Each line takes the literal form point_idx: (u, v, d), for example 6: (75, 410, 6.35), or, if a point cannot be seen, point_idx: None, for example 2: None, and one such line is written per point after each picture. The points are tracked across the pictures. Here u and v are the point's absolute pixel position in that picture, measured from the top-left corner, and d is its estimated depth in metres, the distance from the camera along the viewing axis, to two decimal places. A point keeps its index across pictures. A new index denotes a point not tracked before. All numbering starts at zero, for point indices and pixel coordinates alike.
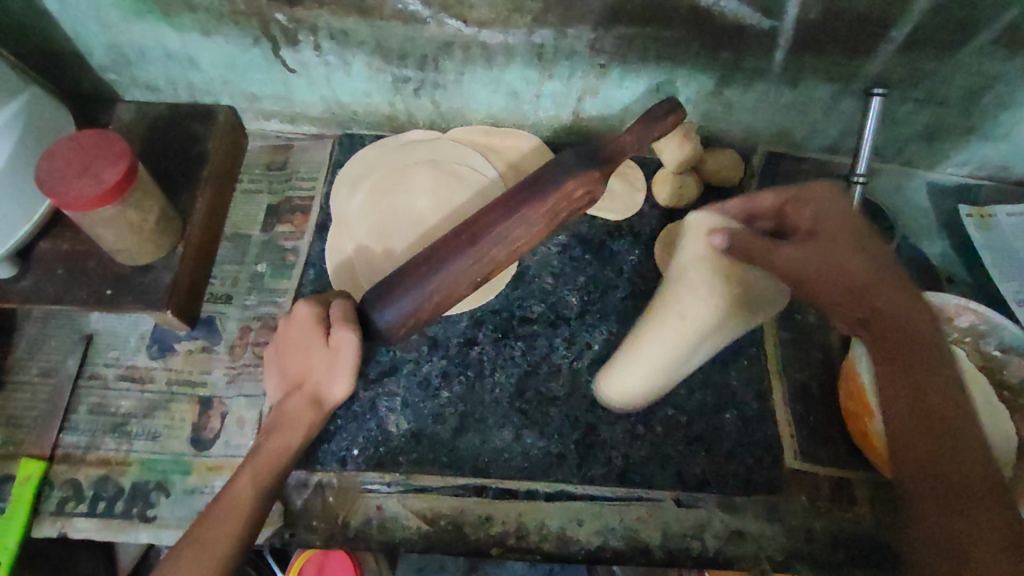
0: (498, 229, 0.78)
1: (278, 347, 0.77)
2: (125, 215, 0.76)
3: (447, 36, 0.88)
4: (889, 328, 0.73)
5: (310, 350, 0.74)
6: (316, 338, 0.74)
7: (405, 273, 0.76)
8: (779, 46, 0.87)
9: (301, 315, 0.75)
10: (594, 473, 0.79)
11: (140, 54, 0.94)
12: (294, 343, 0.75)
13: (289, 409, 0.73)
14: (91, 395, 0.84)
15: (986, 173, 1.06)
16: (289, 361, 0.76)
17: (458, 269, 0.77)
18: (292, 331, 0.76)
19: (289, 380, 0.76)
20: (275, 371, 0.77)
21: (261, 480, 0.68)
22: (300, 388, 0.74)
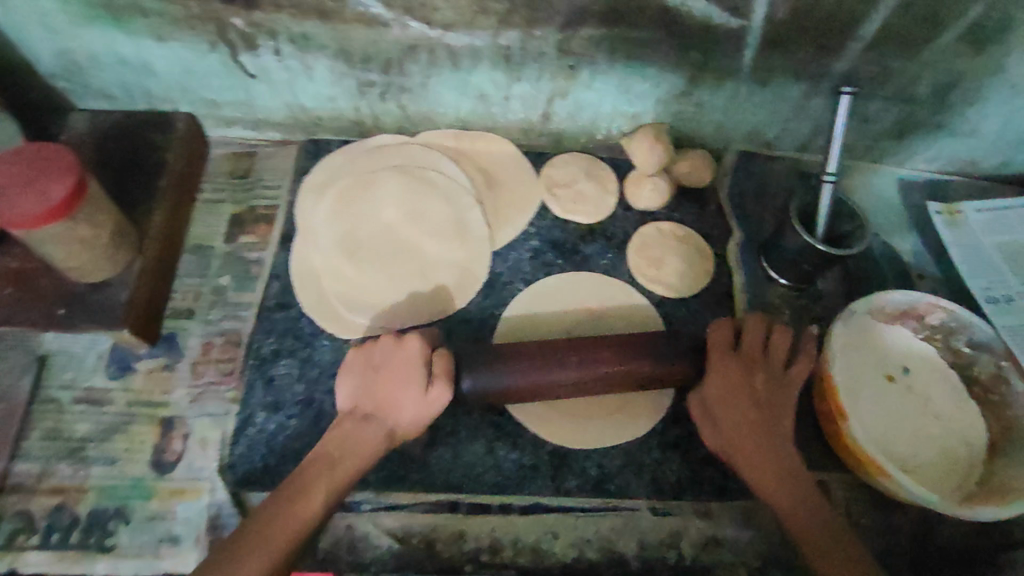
0: (599, 360, 0.75)
1: (362, 358, 0.75)
2: (75, 230, 0.73)
3: (411, 40, 0.85)
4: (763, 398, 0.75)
5: (402, 388, 0.71)
6: (414, 377, 0.71)
7: (513, 356, 0.76)
8: (748, 46, 0.86)
9: (409, 349, 0.73)
10: (569, 485, 0.78)
11: (91, 60, 0.90)
12: (386, 366, 0.73)
13: (358, 435, 0.70)
14: (45, 419, 0.81)
15: (954, 168, 1.07)
16: (376, 382, 0.72)
17: (547, 379, 0.74)
18: (393, 358, 0.73)
19: (363, 401, 0.72)
20: (350, 382, 0.74)
21: (322, 499, 0.65)
22: (375, 417, 0.71)
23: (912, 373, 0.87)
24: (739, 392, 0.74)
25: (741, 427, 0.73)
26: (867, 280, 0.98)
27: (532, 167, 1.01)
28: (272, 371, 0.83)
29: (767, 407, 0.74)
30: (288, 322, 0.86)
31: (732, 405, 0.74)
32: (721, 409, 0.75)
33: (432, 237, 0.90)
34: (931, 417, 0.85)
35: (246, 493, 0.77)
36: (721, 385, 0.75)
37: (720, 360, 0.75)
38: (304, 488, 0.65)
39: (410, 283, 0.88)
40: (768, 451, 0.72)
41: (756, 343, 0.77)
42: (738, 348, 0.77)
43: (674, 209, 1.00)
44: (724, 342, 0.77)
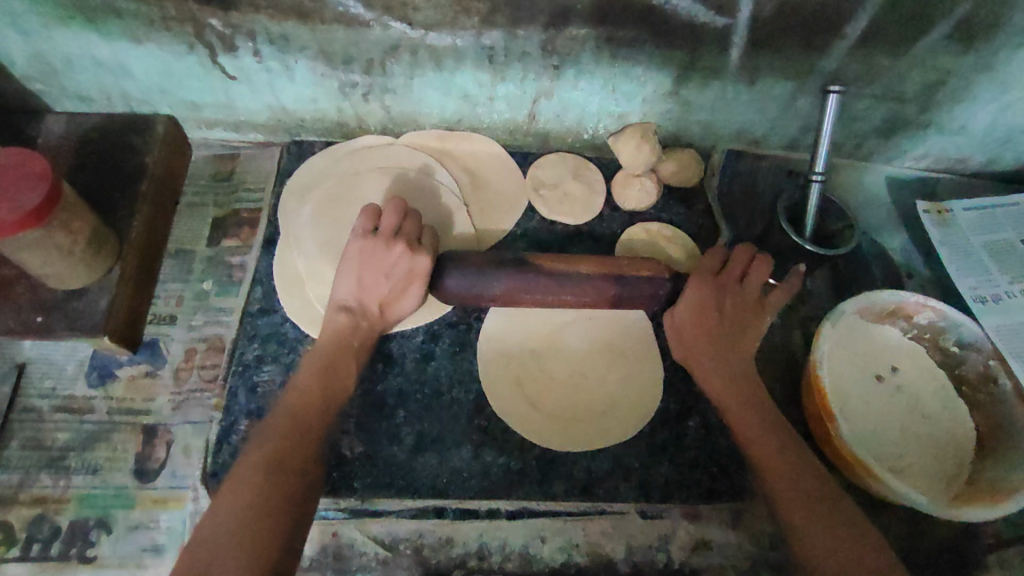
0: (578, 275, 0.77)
1: (366, 254, 0.75)
2: (50, 238, 0.71)
3: (393, 40, 0.84)
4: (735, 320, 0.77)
5: (405, 295, 0.76)
6: (417, 291, 0.76)
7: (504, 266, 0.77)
8: (734, 45, 0.85)
9: (418, 264, 0.75)
10: (556, 489, 0.78)
11: (67, 62, 0.89)
12: (391, 273, 0.75)
13: (346, 326, 0.74)
14: (24, 428, 0.79)
15: (942, 166, 1.07)
16: (377, 282, 0.75)
17: (525, 289, 0.76)
18: (402, 269, 0.75)
19: (363, 297, 0.76)
20: (350, 272, 0.76)
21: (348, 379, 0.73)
22: (371, 312, 0.76)
23: (901, 372, 0.87)
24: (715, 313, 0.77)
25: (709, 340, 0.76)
26: (856, 279, 0.98)
27: (519, 167, 1.00)
28: (255, 378, 0.82)
29: (734, 329, 0.76)
30: (271, 327, 0.85)
31: (705, 325, 0.76)
32: (693, 326, 0.76)
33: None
34: (920, 416, 0.84)
35: None
36: (699, 303, 0.77)
37: (700, 281, 0.77)
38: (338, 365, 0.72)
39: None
40: (732, 364, 0.75)
41: (735, 271, 0.79)
42: (720, 273, 0.79)
43: (662, 209, 0.99)
44: (709, 269, 0.79)
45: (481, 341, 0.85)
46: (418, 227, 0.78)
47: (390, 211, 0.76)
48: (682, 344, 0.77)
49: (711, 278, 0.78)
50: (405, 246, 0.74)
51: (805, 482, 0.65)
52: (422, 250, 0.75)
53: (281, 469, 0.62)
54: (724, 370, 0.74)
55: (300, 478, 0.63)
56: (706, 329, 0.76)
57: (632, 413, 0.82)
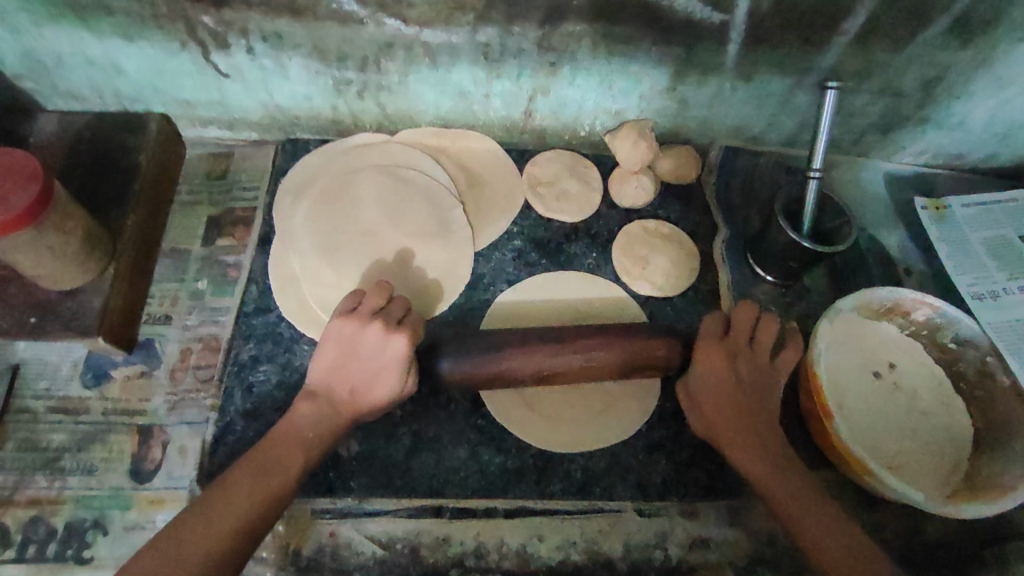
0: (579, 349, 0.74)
1: (342, 338, 0.71)
2: (42, 238, 0.71)
3: (387, 37, 0.84)
4: (751, 386, 0.72)
5: (378, 382, 0.70)
6: (391, 377, 0.70)
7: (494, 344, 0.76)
8: (731, 41, 0.85)
9: (394, 347, 0.70)
10: (553, 488, 0.78)
11: (58, 60, 0.88)
12: (367, 357, 0.70)
13: (309, 416, 0.68)
14: (19, 429, 0.79)
15: (940, 162, 1.06)
16: (352, 366, 0.70)
17: (522, 366, 0.74)
18: (377, 351, 0.70)
19: (336, 382, 0.71)
20: (327, 356, 0.71)
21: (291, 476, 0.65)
22: (343, 401, 0.70)
23: (898, 368, 0.87)
24: (728, 379, 0.71)
25: (726, 408, 0.70)
26: (854, 276, 0.98)
27: (515, 164, 1.00)
28: (251, 378, 0.82)
29: (754, 394, 0.71)
30: (267, 327, 0.85)
31: (721, 394, 0.70)
32: (707, 399, 0.71)
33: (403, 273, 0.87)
34: (918, 412, 0.84)
35: None
36: (707, 374, 0.72)
37: (708, 350, 0.72)
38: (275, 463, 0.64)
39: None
40: (755, 436, 0.68)
41: (744, 333, 0.74)
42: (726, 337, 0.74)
43: (659, 206, 0.99)
44: (714, 333, 0.74)
45: None
46: (404, 310, 0.74)
47: (374, 292, 0.73)
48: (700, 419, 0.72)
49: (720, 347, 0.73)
50: (378, 327, 0.70)
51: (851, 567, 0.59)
52: (397, 332, 0.70)
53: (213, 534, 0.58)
54: (742, 439, 0.68)
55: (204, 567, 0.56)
56: (718, 396, 0.70)
57: (632, 412, 0.82)
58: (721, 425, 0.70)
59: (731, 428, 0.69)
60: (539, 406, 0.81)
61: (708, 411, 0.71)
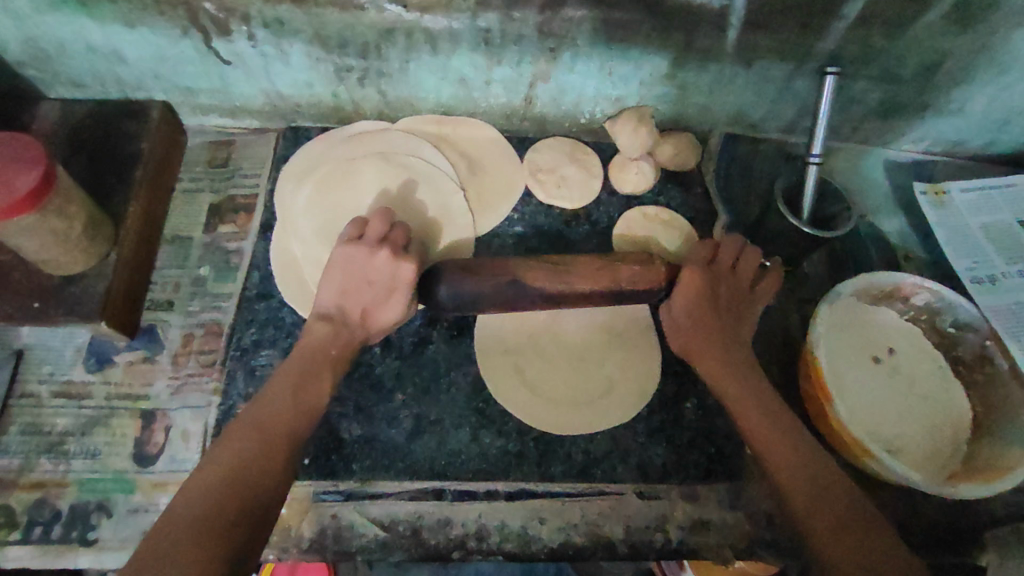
0: (578, 270, 0.76)
1: (349, 260, 0.75)
2: (46, 222, 0.71)
3: (388, 23, 0.84)
4: (733, 307, 0.79)
5: (387, 305, 0.74)
6: (400, 299, 0.74)
7: (496, 270, 0.76)
8: (730, 26, 0.85)
9: (402, 272, 0.74)
10: (554, 471, 0.79)
11: (60, 47, 0.88)
12: (375, 280, 0.74)
13: (324, 333, 0.73)
14: (23, 414, 0.80)
15: (939, 148, 1.07)
16: (361, 292, 0.75)
17: (524, 285, 0.75)
18: (384, 276, 0.74)
19: (345, 304, 0.75)
20: (335, 278, 0.75)
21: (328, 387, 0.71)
22: (354, 322, 0.75)
23: (897, 353, 0.87)
24: (713, 302, 0.78)
25: (708, 329, 0.77)
26: (853, 262, 0.98)
27: (515, 151, 1.00)
28: (254, 362, 0.82)
29: (732, 318, 0.78)
30: (269, 312, 0.85)
31: (703, 316, 0.77)
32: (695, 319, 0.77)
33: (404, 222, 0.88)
34: (917, 396, 0.85)
35: None
36: (694, 296, 0.77)
37: (696, 271, 0.78)
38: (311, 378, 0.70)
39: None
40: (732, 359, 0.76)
41: (728, 260, 0.81)
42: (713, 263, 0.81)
43: (659, 193, 0.99)
44: (702, 258, 0.81)
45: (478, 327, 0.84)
46: (406, 237, 0.77)
47: (377, 219, 0.77)
48: (682, 339, 0.79)
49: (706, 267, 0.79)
50: (389, 252, 0.74)
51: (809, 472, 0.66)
52: (406, 258, 0.74)
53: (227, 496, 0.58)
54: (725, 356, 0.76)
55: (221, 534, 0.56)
56: (702, 316, 0.77)
57: (632, 396, 0.82)
58: (704, 344, 0.77)
59: (713, 347, 0.77)
60: (540, 390, 0.81)
61: (695, 331, 0.77)
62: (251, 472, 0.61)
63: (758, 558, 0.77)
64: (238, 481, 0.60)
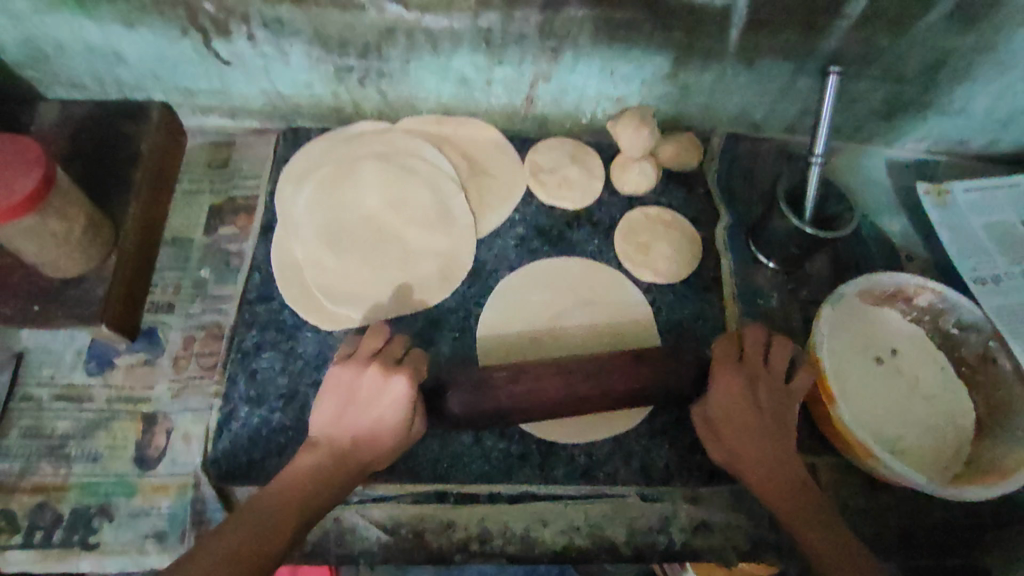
0: (596, 381, 0.71)
1: (339, 383, 0.68)
2: (45, 224, 0.71)
3: (389, 23, 0.83)
4: (775, 413, 0.69)
5: (384, 429, 0.66)
6: (394, 421, 0.66)
7: (497, 376, 0.72)
8: (733, 25, 0.84)
9: (394, 390, 0.66)
10: (557, 473, 0.77)
11: (59, 48, 0.88)
12: (365, 403, 0.67)
13: (319, 466, 0.64)
14: (24, 417, 0.79)
15: (941, 148, 1.06)
16: (354, 418, 0.66)
17: (536, 399, 0.71)
18: (377, 398, 0.66)
19: (339, 432, 0.66)
20: (327, 408, 0.67)
21: (293, 530, 0.61)
22: (353, 453, 0.66)
23: (901, 354, 0.87)
24: (748, 404, 0.68)
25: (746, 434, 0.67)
26: (856, 262, 0.98)
27: (517, 151, 1.00)
28: (255, 365, 0.81)
29: (775, 421, 0.68)
30: (270, 314, 0.85)
31: (739, 418, 0.68)
32: (736, 438, 0.68)
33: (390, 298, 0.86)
34: (920, 397, 0.84)
35: (230, 488, 0.76)
36: (727, 403, 0.69)
37: (724, 375, 0.69)
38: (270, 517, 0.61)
39: (378, 287, 0.86)
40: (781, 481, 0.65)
41: (757, 356, 0.71)
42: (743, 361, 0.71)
43: (661, 193, 0.99)
44: (727, 357, 0.71)
45: (480, 329, 0.86)
46: (401, 348, 0.71)
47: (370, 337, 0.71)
48: (723, 449, 0.69)
49: (729, 370, 0.70)
50: (377, 369, 0.67)
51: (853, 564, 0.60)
52: (395, 372, 0.67)
53: None
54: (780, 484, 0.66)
55: None
56: (742, 430, 0.68)
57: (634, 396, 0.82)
58: (756, 468, 0.67)
59: (763, 468, 0.66)
60: None
61: (739, 454, 0.67)
62: None
63: (761, 560, 0.78)
64: None
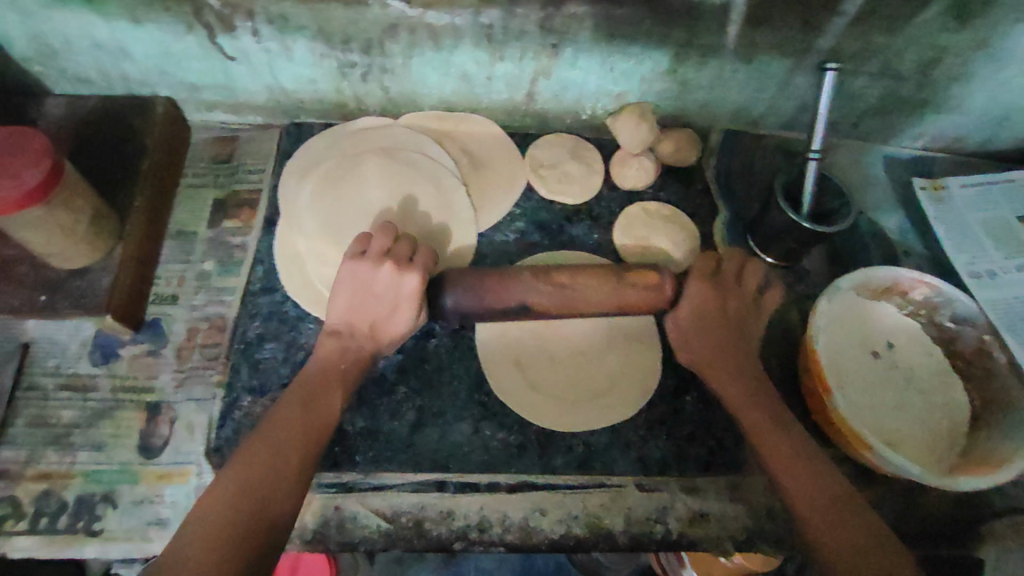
0: (580, 288, 0.77)
1: (355, 277, 0.77)
2: (53, 216, 0.72)
3: (391, 19, 0.84)
4: (737, 322, 0.82)
5: (394, 317, 0.76)
6: (406, 310, 0.76)
7: (501, 278, 0.78)
8: (731, 22, 0.85)
9: (406, 285, 0.76)
10: (556, 463, 0.79)
11: (66, 43, 0.89)
12: (380, 294, 0.76)
13: (345, 345, 0.76)
14: (29, 406, 0.80)
15: (938, 145, 1.07)
16: (372, 307, 0.76)
17: (526, 298, 0.76)
18: (390, 291, 0.76)
19: (355, 318, 0.77)
20: (343, 295, 0.77)
21: (337, 407, 0.72)
22: (370, 334, 0.77)
23: (897, 348, 0.88)
24: (716, 309, 0.82)
25: (712, 330, 0.81)
26: (852, 257, 0.99)
27: (517, 147, 1.01)
28: (258, 355, 0.83)
29: (734, 326, 0.82)
30: (273, 306, 0.86)
31: (708, 320, 0.81)
32: (699, 334, 0.81)
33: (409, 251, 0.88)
34: (916, 390, 0.85)
35: None
36: (699, 305, 0.82)
37: (701, 283, 0.82)
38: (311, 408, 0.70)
39: None
40: (735, 371, 0.78)
41: (729, 275, 0.85)
42: (716, 276, 0.84)
43: (660, 188, 1.00)
44: (705, 269, 0.84)
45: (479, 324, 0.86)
46: (410, 250, 0.79)
47: (381, 236, 0.79)
48: (689, 346, 0.82)
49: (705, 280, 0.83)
50: (393, 266, 0.75)
51: (772, 418, 0.74)
52: (410, 270, 0.76)
53: (246, 497, 0.60)
54: (733, 374, 0.78)
55: (237, 529, 0.58)
56: (709, 327, 0.81)
57: (633, 389, 0.83)
58: (715, 360, 0.80)
59: (720, 359, 0.79)
60: (543, 385, 0.82)
61: (701, 345, 0.81)
62: (264, 485, 0.62)
63: (758, 550, 0.78)
64: (252, 490, 0.61)
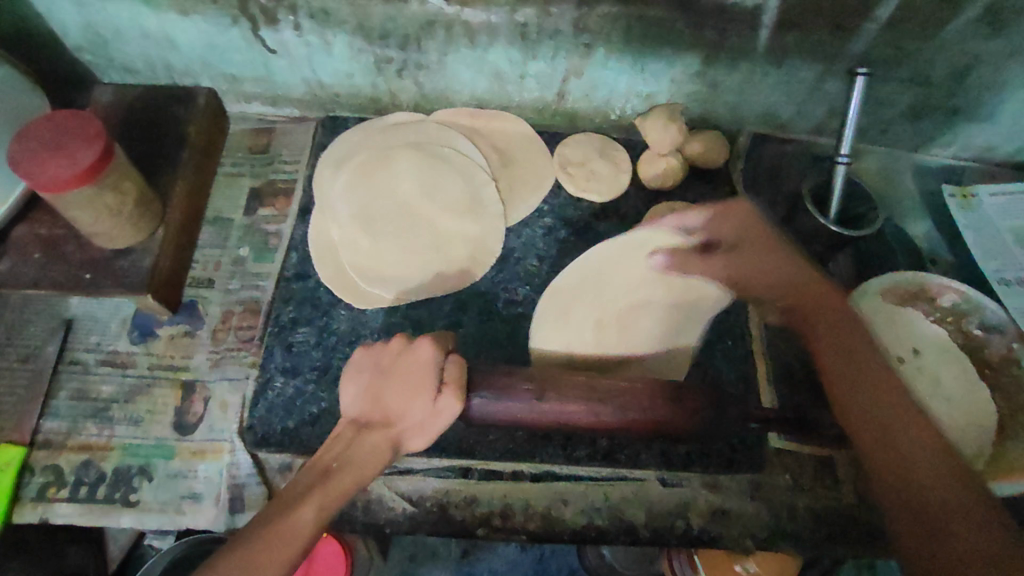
0: (615, 399, 0.67)
1: (371, 365, 0.69)
2: (100, 197, 0.74)
3: (429, 15, 0.86)
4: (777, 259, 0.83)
5: (413, 397, 0.65)
6: (425, 383, 0.65)
7: (529, 378, 0.68)
8: (763, 25, 0.86)
9: (421, 353, 0.67)
10: (579, 454, 0.80)
11: (117, 34, 0.92)
12: (396, 373, 0.67)
13: (363, 446, 0.64)
14: (72, 380, 0.83)
15: (969, 154, 1.07)
16: (387, 387, 0.67)
17: (561, 405, 0.67)
18: (403, 361, 0.67)
19: (367, 405, 0.67)
20: (358, 384, 0.69)
21: (313, 513, 0.59)
22: (385, 425, 0.65)
23: (921, 354, 0.87)
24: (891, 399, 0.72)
25: (877, 426, 0.70)
26: (880, 262, 0.99)
27: (546, 144, 1.03)
28: (291, 338, 0.85)
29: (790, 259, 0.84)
30: (306, 292, 0.88)
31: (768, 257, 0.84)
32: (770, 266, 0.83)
33: (439, 250, 0.90)
34: (942, 397, 0.84)
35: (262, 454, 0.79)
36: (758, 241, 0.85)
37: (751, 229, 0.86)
38: (269, 531, 0.57)
39: (412, 266, 0.89)
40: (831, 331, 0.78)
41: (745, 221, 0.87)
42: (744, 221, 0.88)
43: (686, 188, 1.01)
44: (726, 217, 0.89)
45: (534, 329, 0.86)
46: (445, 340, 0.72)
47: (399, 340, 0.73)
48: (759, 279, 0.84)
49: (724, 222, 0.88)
50: (403, 338, 0.68)
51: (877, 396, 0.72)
52: (421, 339, 0.68)
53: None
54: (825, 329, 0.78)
55: None
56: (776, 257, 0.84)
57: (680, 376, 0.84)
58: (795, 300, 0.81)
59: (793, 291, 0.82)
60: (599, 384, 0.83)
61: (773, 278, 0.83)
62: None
63: (779, 549, 0.78)
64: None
